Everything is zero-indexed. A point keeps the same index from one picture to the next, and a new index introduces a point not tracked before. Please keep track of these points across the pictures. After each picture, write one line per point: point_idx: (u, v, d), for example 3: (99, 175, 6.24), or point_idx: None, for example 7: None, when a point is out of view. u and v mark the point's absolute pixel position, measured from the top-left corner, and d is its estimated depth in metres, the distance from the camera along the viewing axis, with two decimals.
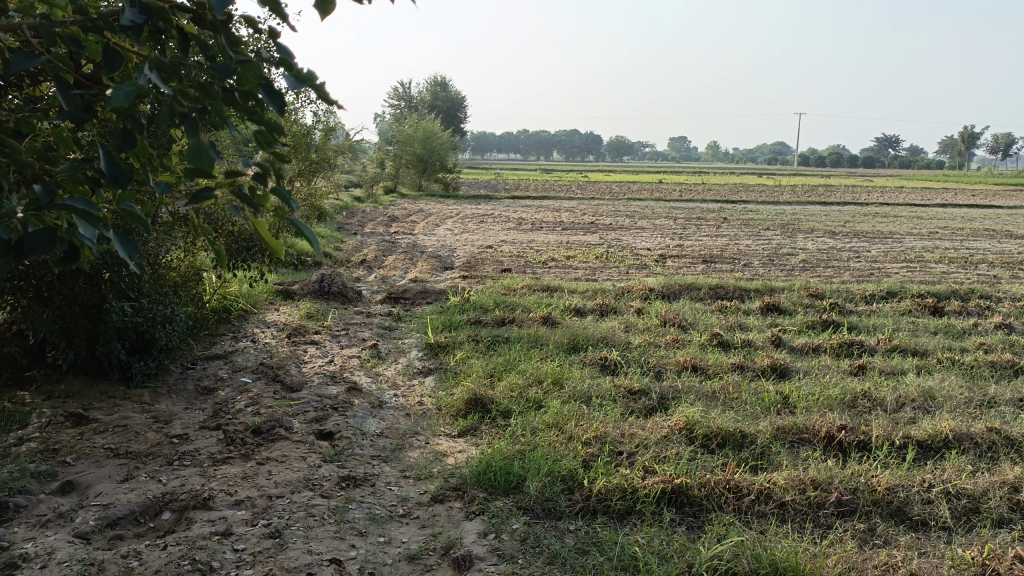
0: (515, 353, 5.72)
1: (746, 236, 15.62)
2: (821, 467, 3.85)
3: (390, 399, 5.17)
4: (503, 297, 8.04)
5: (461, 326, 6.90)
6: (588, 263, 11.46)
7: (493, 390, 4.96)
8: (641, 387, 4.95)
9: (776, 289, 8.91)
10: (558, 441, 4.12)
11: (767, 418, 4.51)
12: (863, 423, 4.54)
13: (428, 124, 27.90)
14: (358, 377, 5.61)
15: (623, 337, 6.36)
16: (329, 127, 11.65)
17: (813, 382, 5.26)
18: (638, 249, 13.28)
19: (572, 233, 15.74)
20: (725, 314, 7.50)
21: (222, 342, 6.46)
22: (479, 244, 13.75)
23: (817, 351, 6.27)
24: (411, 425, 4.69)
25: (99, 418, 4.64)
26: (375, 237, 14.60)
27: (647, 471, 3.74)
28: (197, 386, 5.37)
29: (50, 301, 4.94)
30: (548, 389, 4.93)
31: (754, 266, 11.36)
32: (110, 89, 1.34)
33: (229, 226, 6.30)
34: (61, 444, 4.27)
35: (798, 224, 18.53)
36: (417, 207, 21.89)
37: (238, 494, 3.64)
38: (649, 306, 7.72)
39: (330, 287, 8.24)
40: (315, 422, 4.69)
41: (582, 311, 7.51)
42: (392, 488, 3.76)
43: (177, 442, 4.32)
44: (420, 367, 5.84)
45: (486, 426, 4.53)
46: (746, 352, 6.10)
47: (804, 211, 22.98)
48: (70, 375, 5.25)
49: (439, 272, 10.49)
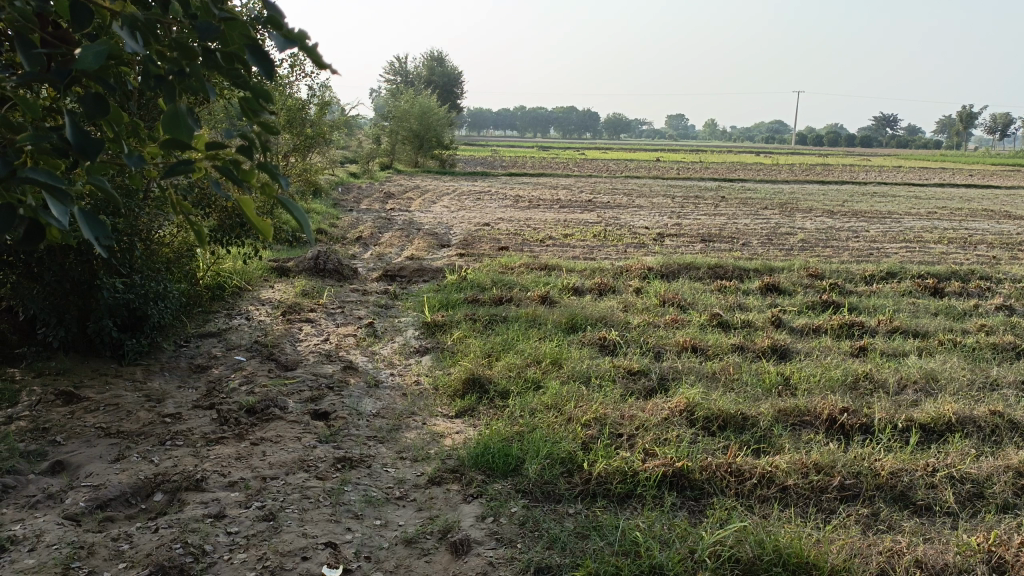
0: (513, 332, 5.66)
1: (744, 215, 15.54)
2: (824, 451, 3.79)
3: (386, 378, 5.10)
4: (501, 275, 7.96)
5: (458, 304, 6.83)
6: (585, 241, 11.38)
7: (491, 369, 4.90)
8: (640, 367, 4.89)
9: (776, 269, 8.84)
10: (557, 422, 4.06)
11: (768, 400, 4.46)
12: (865, 405, 4.49)
13: (425, 100, 27.65)
14: (354, 356, 5.54)
15: (622, 317, 6.30)
16: (324, 101, 11.50)
17: (814, 363, 5.20)
18: (636, 228, 13.19)
19: (569, 211, 15.63)
20: (724, 294, 7.44)
21: (216, 319, 6.37)
22: (476, 222, 13.64)
23: (818, 332, 6.22)
24: (408, 405, 4.62)
25: (91, 396, 4.56)
26: (371, 213, 14.49)
27: (648, 454, 3.69)
28: (190, 364, 5.29)
29: (40, 276, 4.90)
30: (547, 370, 4.87)
31: (753, 245, 11.29)
32: (75, 51, 1.17)
33: (222, 202, 6.19)
34: (51, 423, 4.19)
35: (797, 203, 18.44)
36: (413, 183, 21.74)
37: (231, 476, 3.57)
38: (647, 285, 7.65)
39: (325, 264, 8.15)
40: (310, 401, 4.62)
41: (581, 290, 7.44)
42: (389, 470, 3.69)
43: (169, 422, 4.25)
44: (417, 346, 5.77)
45: (483, 406, 4.47)
46: (746, 333, 6.04)
47: (803, 190, 22.87)
48: (61, 353, 5.17)
49: (436, 250, 10.40)
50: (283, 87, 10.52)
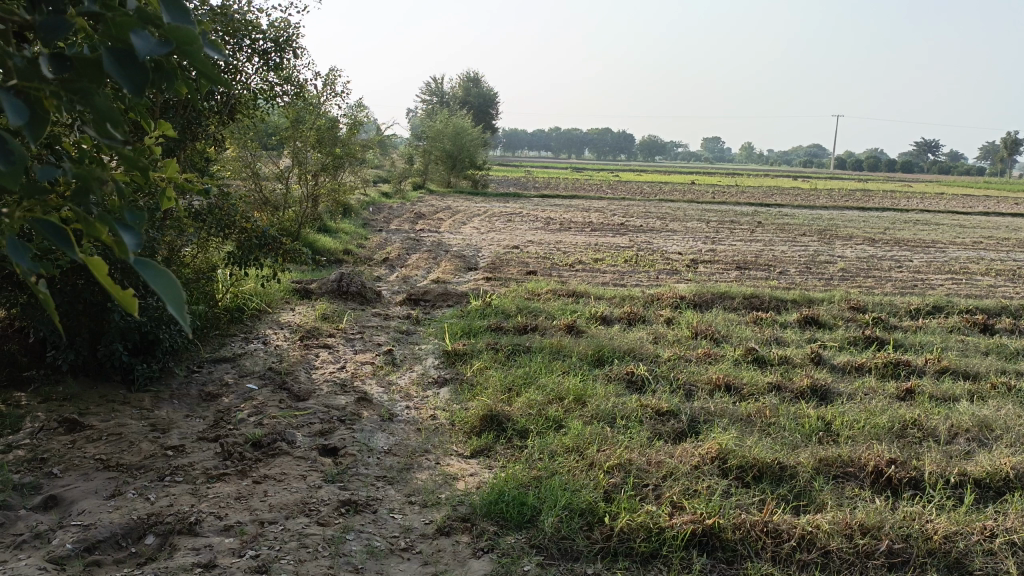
0: (536, 365, 5.39)
1: (781, 242, 15.13)
2: (870, 510, 3.47)
3: (401, 411, 4.87)
4: (527, 302, 7.71)
5: (481, 332, 6.59)
6: (616, 266, 11.10)
7: (510, 406, 4.64)
8: (670, 408, 4.58)
9: (815, 301, 8.47)
10: (578, 468, 3.78)
11: (807, 449, 4.13)
12: (914, 457, 4.15)
13: (459, 120, 27.62)
14: (370, 386, 5.31)
15: (652, 350, 6.01)
16: (355, 121, 11.39)
17: (857, 407, 4.86)
18: (669, 253, 12.86)
19: (601, 235, 15.36)
20: (760, 326, 7.10)
21: (232, 343, 6.21)
22: (505, 244, 13.44)
23: (861, 371, 5.86)
24: (422, 442, 4.38)
25: (94, 425, 4.39)
26: (400, 234, 14.35)
27: (675, 508, 3.40)
28: (201, 391, 5.11)
29: (51, 299, 4.76)
30: (569, 408, 4.59)
31: (790, 274, 10.91)
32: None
33: (241, 224, 6.04)
34: (50, 453, 4.02)
35: (837, 230, 17.96)
36: (444, 204, 21.62)
37: (228, 519, 3.35)
38: (680, 316, 7.35)
39: (348, 287, 7.96)
40: (319, 436, 4.40)
41: (609, 320, 7.16)
42: (395, 517, 3.45)
43: (171, 455, 4.05)
44: (435, 376, 5.53)
45: (501, 446, 4.21)
46: (783, 371, 5.71)
47: (842, 216, 22.32)
48: (70, 377, 5.02)
49: (462, 273, 10.19)
50: (313, 106, 10.43)
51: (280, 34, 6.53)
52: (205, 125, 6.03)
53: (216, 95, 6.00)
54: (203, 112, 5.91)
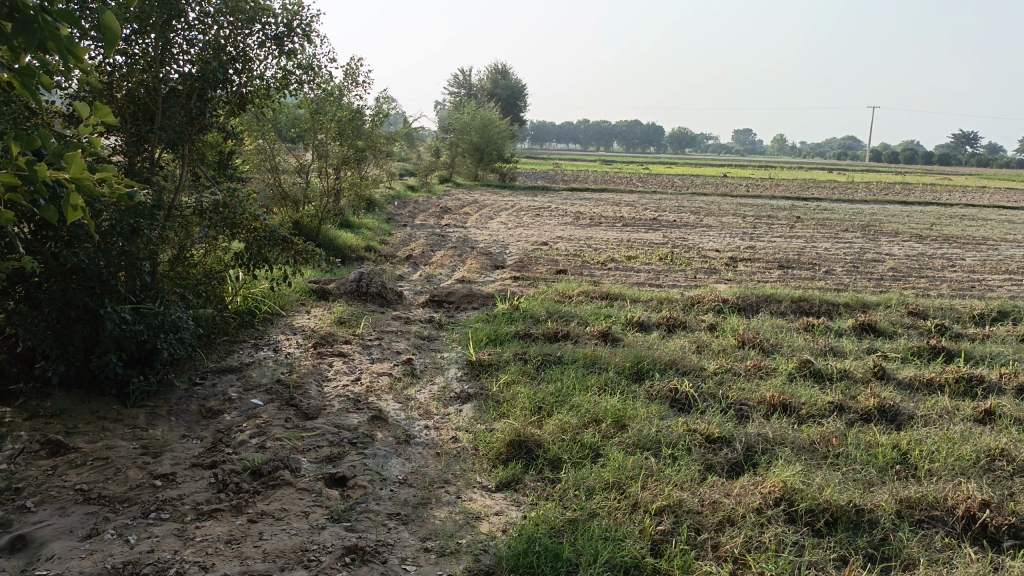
0: (570, 380, 4.88)
1: (823, 238, 14.44)
2: (970, 570, 2.92)
3: (419, 433, 4.38)
4: (557, 305, 7.19)
5: (508, 340, 6.08)
6: (651, 265, 10.53)
7: (541, 429, 4.12)
8: (722, 434, 4.04)
9: (870, 305, 7.85)
10: (620, 510, 3.26)
11: (885, 488, 3.59)
12: (1011, 497, 3.59)
13: (486, 111, 27.02)
14: (385, 402, 4.83)
15: (696, 361, 5.46)
16: (378, 112, 10.92)
17: (935, 434, 4.29)
18: (706, 251, 12.25)
19: (633, 231, 14.76)
20: (812, 335, 6.51)
21: (240, 351, 5.77)
22: (534, 240, 12.92)
23: (931, 387, 5.28)
24: (441, 471, 3.89)
25: (79, 447, 3.95)
26: (425, 230, 13.88)
27: (737, 566, 2.88)
28: (201, 408, 4.66)
29: (42, 305, 4.41)
30: (608, 433, 4.05)
31: (837, 274, 10.26)
32: None
33: (249, 222, 5.59)
34: (26, 482, 3.56)
35: (881, 226, 17.18)
36: (471, 198, 21.11)
37: (213, 571, 2.89)
38: (723, 321, 6.77)
39: (368, 288, 7.51)
40: (327, 462, 3.93)
41: (647, 326, 6.61)
42: (408, 570, 2.95)
43: (159, 485, 3.60)
44: (458, 391, 5.03)
45: (530, 478, 3.71)
46: (844, 388, 5.14)
47: (884, 211, 21.45)
48: (61, 390, 4.59)
49: (489, 272, 9.71)
50: (334, 97, 9.98)
51: (294, 17, 6.03)
52: (214, 116, 5.57)
53: (226, 85, 5.52)
54: (211, 103, 5.45)
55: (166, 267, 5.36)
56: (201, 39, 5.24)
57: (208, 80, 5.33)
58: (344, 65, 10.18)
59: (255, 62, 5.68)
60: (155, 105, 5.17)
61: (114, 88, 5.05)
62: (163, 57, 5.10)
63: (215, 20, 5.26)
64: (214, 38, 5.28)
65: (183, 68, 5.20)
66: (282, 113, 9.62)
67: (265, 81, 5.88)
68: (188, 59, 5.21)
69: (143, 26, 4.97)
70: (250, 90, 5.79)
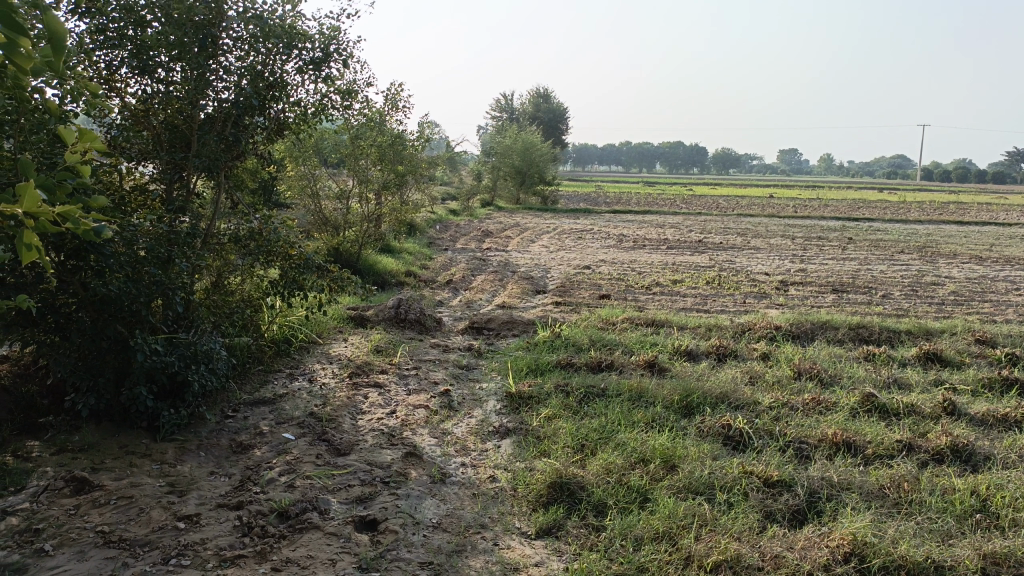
0: (615, 415, 4.61)
1: (877, 260, 13.92)
2: None
3: (455, 471, 4.15)
4: (601, 333, 6.92)
5: (550, 370, 5.83)
6: (698, 289, 10.20)
7: (585, 469, 3.87)
8: (781, 477, 3.75)
9: (933, 332, 7.44)
10: (671, 565, 3.00)
11: (965, 541, 3.25)
12: None
13: (528, 134, 26.92)
14: (421, 437, 4.62)
15: (750, 394, 5.14)
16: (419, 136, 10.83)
17: (1017, 478, 3.92)
18: (755, 274, 11.88)
19: (678, 254, 14.41)
20: (873, 365, 6.14)
21: (275, 381, 5.62)
22: (577, 264, 12.68)
23: (1008, 424, 4.89)
24: (478, 513, 3.66)
25: (103, 484, 3.80)
26: (466, 254, 13.73)
27: None
28: (232, 442, 4.50)
29: (72, 337, 4.28)
30: (657, 475, 3.77)
31: (895, 299, 9.81)
32: None
33: (284, 250, 5.46)
34: (47, 523, 3.42)
35: (938, 246, 16.57)
36: (513, 221, 20.98)
37: None
38: (777, 350, 6.43)
39: (406, 314, 7.34)
40: (357, 503, 3.72)
41: (696, 355, 6.30)
42: None
43: (183, 528, 3.42)
44: (497, 425, 4.80)
45: (573, 524, 3.45)
46: (912, 425, 4.81)
47: (939, 231, 20.76)
48: (90, 423, 4.47)
49: (531, 297, 9.51)
50: (375, 122, 9.90)
51: (332, 42, 5.91)
52: (251, 142, 5.44)
53: (265, 111, 5.40)
54: (247, 130, 5.29)
55: (201, 295, 5.24)
56: (238, 65, 5.09)
57: (244, 106, 5.16)
58: (386, 90, 10.12)
59: (292, 88, 5.54)
60: (191, 131, 5.04)
61: (151, 116, 4.96)
62: (201, 82, 4.91)
63: (252, 46, 5.12)
64: (252, 64, 5.12)
65: (222, 94, 5.05)
66: (323, 138, 9.57)
67: (303, 108, 5.76)
68: (225, 85, 5.04)
69: (180, 53, 4.83)
70: (288, 116, 5.67)
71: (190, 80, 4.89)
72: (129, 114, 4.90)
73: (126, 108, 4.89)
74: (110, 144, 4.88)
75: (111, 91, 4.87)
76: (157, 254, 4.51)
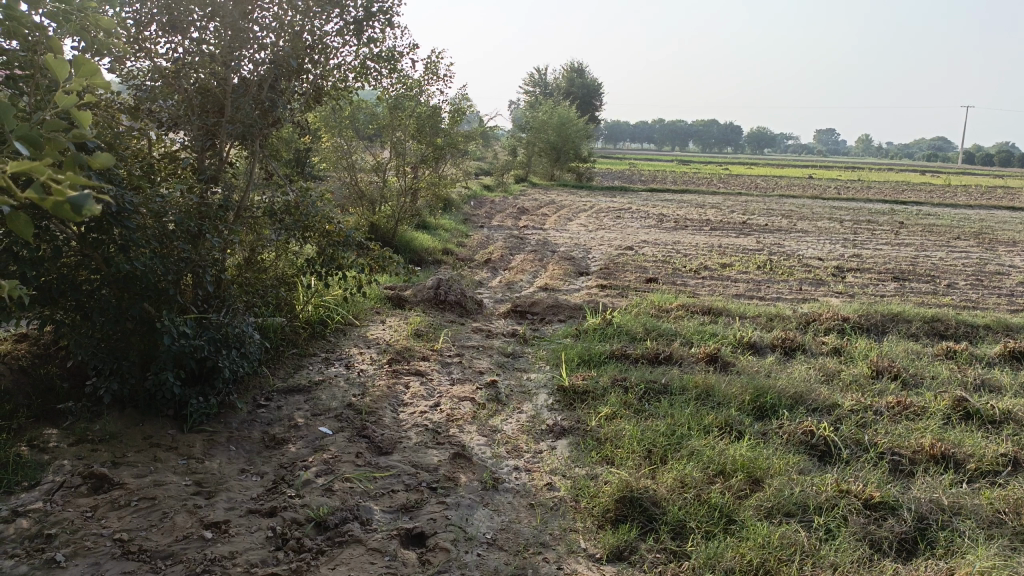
0: (683, 417, 4.17)
1: (935, 246, 13.25)
2: None
3: (508, 476, 3.75)
4: (655, 321, 6.45)
5: (604, 361, 5.40)
6: (749, 274, 9.67)
7: (657, 481, 3.45)
8: (883, 498, 3.31)
9: (1014, 327, 6.86)
10: None
11: None
12: None
13: (563, 109, 26.28)
14: (470, 435, 4.22)
15: (828, 396, 4.67)
16: (458, 109, 10.31)
17: None
18: (807, 258, 11.29)
19: (723, 235, 13.83)
20: (955, 364, 5.62)
21: (310, 366, 5.26)
22: (618, 244, 12.17)
23: None
24: (538, 528, 3.26)
25: (125, 482, 3.45)
26: (503, 231, 13.27)
27: None
28: (265, 436, 4.14)
29: (92, 319, 3.90)
30: (740, 492, 3.35)
31: (962, 289, 9.22)
32: None
33: (323, 226, 5.05)
34: (60, 528, 3.07)
35: (995, 233, 15.81)
36: (548, 198, 20.48)
37: None
38: (848, 344, 5.94)
39: (446, 295, 6.94)
40: (403, 513, 3.33)
41: (760, 348, 5.83)
42: None
43: (210, 539, 3.06)
44: (551, 423, 4.38)
45: (648, 548, 3.04)
46: (1013, 435, 4.32)
47: (992, 217, 19.90)
48: (114, 410, 4.12)
49: (573, 278, 9.07)
50: (414, 92, 9.45)
51: (375, 1, 5.45)
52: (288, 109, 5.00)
53: (302, 76, 4.97)
54: (286, 95, 4.84)
55: (233, 272, 4.87)
56: (276, 23, 4.63)
57: (281, 69, 4.72)
58: (425, 58, 9.63)
59: (332, 52, 5.09)
60: (224, 96, 4.61)
61: (183, 78, 4.50)
62: (238, 41, 4.47)
63: (290, 2, 4.67)
64: (290, 23, 4.67)
65: (260, 56, 4.61)
66: (359, 107, 9.12)
67: (343, 74, 5.31)
68: (264, 46, 4.61)
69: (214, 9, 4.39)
70: (326, 82, 5.22)
71: (226, 40, 4.46)
72: (158, 77, 4.47)
73: (156, 71, 4.46)
74: (138, 108, 4.44)
75: (140, 52, 4.43)
76: (186, 228, 4.12)
